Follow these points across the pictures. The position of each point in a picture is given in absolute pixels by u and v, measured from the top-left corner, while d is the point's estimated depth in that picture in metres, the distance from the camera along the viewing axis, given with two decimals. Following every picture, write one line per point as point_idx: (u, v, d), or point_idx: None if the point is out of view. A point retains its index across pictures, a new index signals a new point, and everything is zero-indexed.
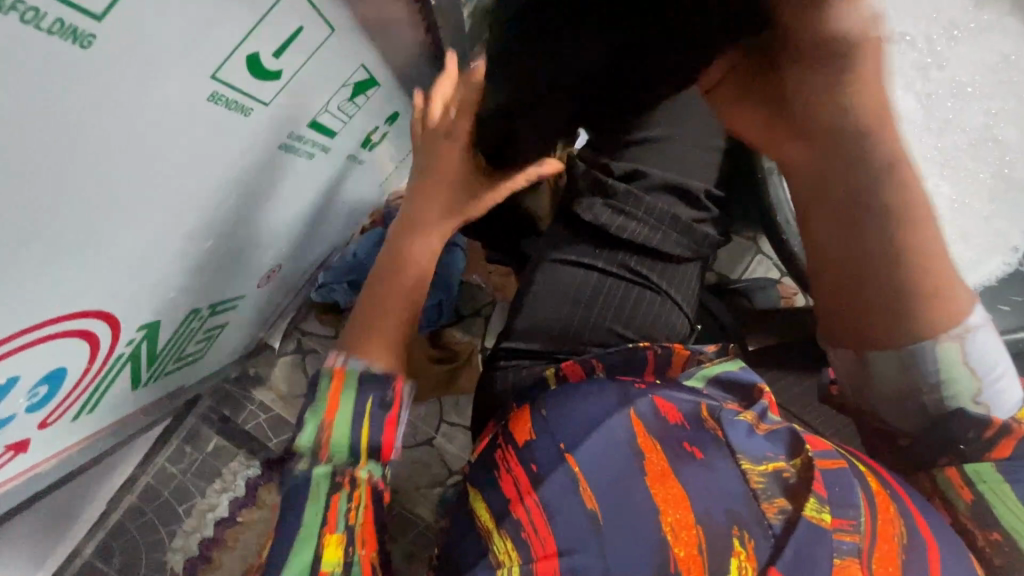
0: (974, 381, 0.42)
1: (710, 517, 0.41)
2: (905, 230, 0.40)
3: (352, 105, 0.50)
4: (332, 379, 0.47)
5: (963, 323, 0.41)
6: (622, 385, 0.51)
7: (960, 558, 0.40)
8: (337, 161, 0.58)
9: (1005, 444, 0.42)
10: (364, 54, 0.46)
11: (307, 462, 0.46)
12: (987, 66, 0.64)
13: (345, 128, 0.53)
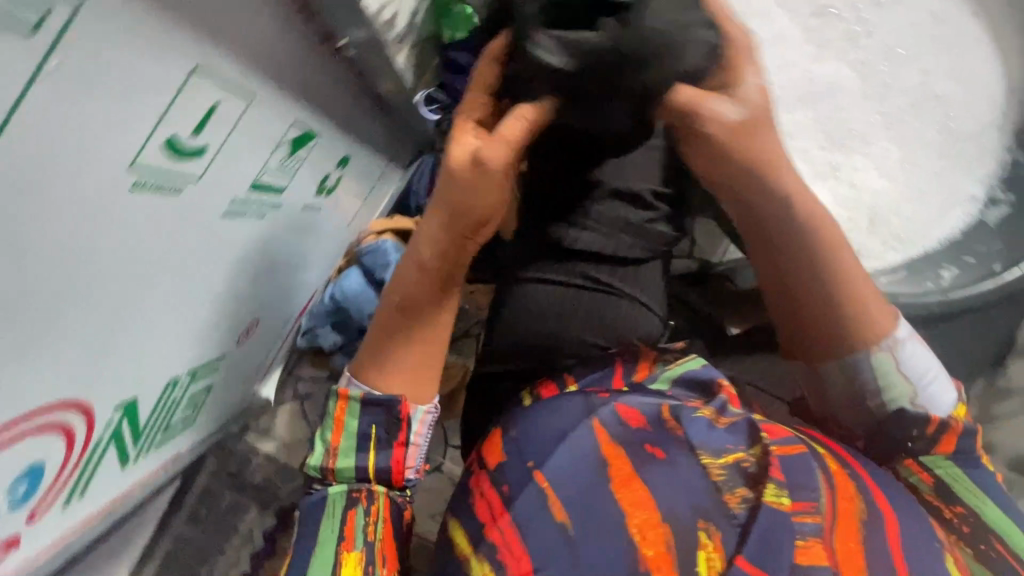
0: (910, 387, 0.47)
1: (676, 516, 0.42)
2: (826, 267, 0.46)
3: (294, 160, 0.51)
4: (337, 402, 0.54)
5: (889, 338, 0.47)
6: (588, 395, 0.50)
7: (916, 526, 0.42)
8: (293, 213, 0.59)
9: (947, 440, 0.47)
10: (294, 111, 0.47)
11: (315, 471, 0.54)
12: (917, 25, 0.65)
13: (293, 183, 0.54)
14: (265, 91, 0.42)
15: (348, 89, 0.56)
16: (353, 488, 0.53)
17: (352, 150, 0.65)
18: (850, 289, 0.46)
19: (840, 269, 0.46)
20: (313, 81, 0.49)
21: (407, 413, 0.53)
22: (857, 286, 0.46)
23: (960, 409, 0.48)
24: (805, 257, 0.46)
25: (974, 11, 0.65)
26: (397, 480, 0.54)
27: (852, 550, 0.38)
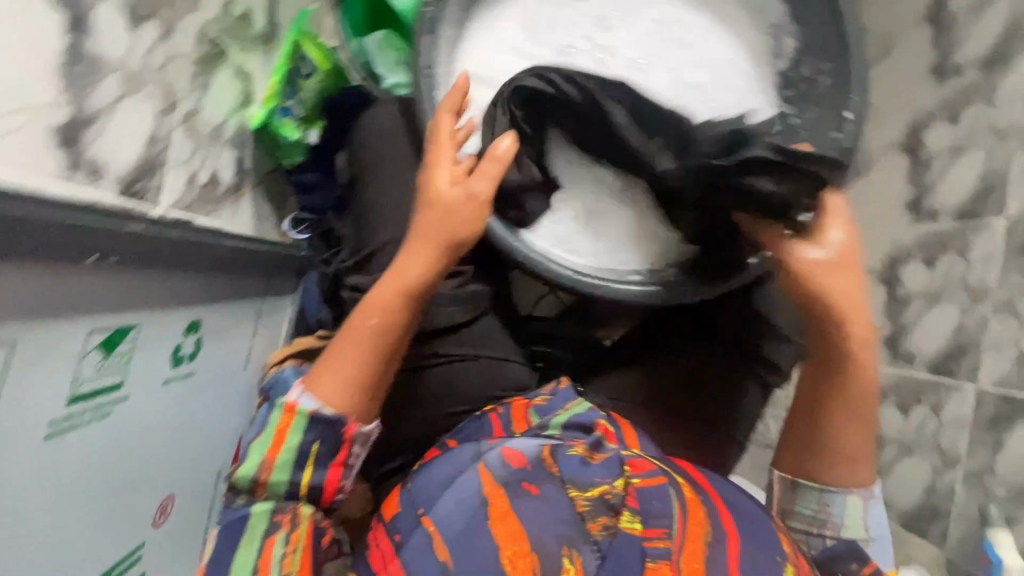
0: (863, 533, 0.61)
1: (544, 544, 0.47)
2: (840, 437, 0.62)
3: (116, 358, 0.54)
4: (285, 413, 0.59)
5: (859, 482, 0.62)
6: (480, 443, 0.56)
7: (759, 543, 0.50)
8: (149, 393, 0.61)
9: (870, 564, 0.58)
10: (93, 321, 0.51)
11: (245, 487, 0.59)
12: (654, 15, 0.67)
13: (129, 373, 0.57)
14: (34, 327, 0.46)
15: (156, 270, 0.60)
16: (275, 495, 0.59)
17: (199, 314, 0.69)
18: (851, 454, 0.62)
19: (848, 437, 0.62)
20: (110, 288, 0.53)
21: (343, 450, 0.60)
22: (850, 365, 0.61)
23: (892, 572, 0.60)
24: (823, 405, 0.62)
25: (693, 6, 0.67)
26: (327, 498, 0.60)
27: (696, 568, 0.46)
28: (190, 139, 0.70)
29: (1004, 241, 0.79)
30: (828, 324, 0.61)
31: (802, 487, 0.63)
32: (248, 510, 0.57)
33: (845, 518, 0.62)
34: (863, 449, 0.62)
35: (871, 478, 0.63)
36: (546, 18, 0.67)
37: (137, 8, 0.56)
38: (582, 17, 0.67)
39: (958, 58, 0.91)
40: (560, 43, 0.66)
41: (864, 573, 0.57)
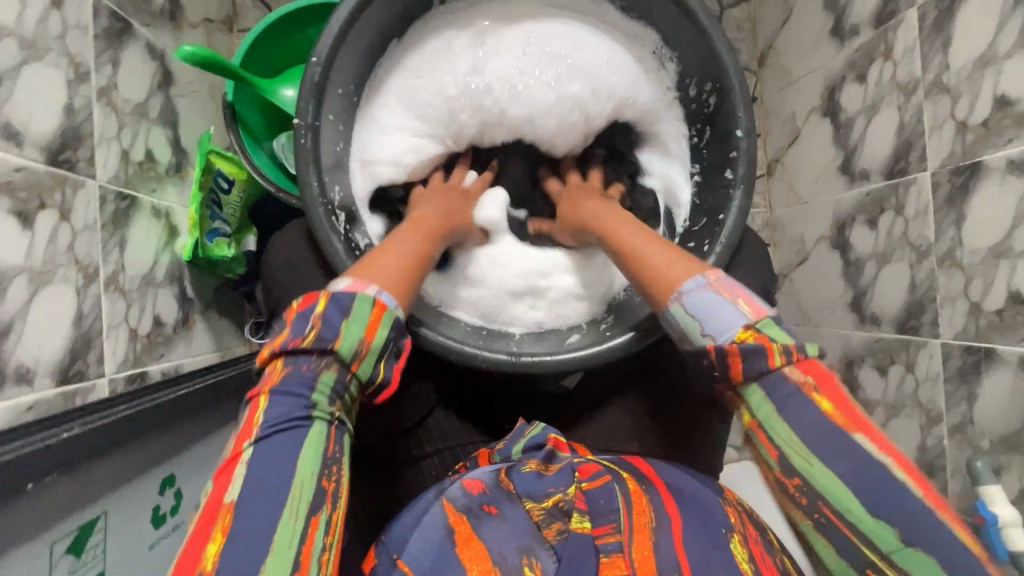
0: (693, 322, 0.50)
1: (504, 557, 0.50)
2: (641, 264, 0.56)
3: (90, 550, 0.55)
4: (376, 307, 0.49)
5: (673, 290, 0.52)
6: (441, 483, 0.59)
7: (700, 519, 0.52)
8: (138, 561, 0.62)
9: (734, 366, 0.47)
10: (59, 525, 0.51)
11: (326, 390, 0.45)
12: (527, 52, 0.66)
13: (108, 555, 0.57)
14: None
15: (126, 450, 0.60)
16: (342, 415, 0.47)
17: (173, 466, 0.69)
18: (652, 276, 0.54)
19: (645, 260, 0.56)
20: (76, 487, 0.53)
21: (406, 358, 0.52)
22: (620, 234, 0.59)
23: (747, 333, 0.47)
24: (626, 262, 0.58)
25: (566, 30, 0.67)
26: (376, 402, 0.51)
27: (645, 557, 0.49)
28: (119, 300, 0.71)
29: (931, 194, 0.79)
30: (588, 220, 0.63)
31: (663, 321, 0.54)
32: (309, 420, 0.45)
33: (682, 325, 0.51)
34: (677, 261, 0.54)
35: (688, 272, 0.52)
36: (423, 90, 0.67)
37: (26, 204, 0.56)
38: (459, 78, 0.67)
39: (852, 18, 0.92)
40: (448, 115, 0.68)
41: (727, 373, 0.48)
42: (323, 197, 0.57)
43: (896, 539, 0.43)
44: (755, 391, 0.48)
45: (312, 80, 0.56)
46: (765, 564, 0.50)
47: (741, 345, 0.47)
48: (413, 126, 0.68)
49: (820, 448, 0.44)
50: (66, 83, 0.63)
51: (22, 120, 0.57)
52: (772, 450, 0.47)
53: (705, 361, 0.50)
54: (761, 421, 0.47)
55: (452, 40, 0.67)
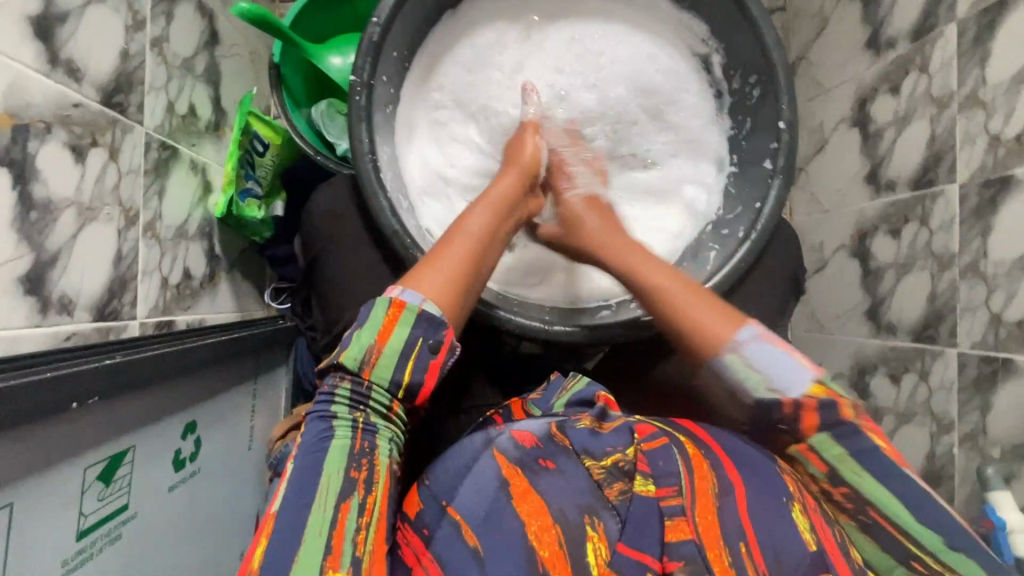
0: (758, 373, 0.53)
1: (566, 515, 0.49)
2: (664, 301, 0.58)
3: (115, 481, 0.56)
4: (390, 308, 0.51)
5: (730, 340, 0.54)
6: (488, 429, 0.57)
7: (767, 488, 0.51)
8: (159, 500, 0.63)
9: (807, 415, 0.50)
10: (92, 451, 0.52)
11: (341, 404, 0.50)
12: (568, 43, 0.70)
13: (133, 490, 0.58)
14: (26, 487, 0.46)
15: (158, 390, 0.62)
16: (365, 419, 0.50)
17: (195, 413, 0.70)
18: (678, 318, 0.57)
19: (659, 298, 0.58)
20: (109, 417, 0.54)
21: (442, 355, 0.52)
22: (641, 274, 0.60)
23: (817, 387, 0.50)
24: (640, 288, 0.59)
25: (600, 22, 0.71)
26: (417, 404, 0.52)
27: (710, 521, 0.49)
28: (154, 247, 0.72)
29: (958, 206, 0.80)
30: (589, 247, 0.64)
31: (716, 376, 0.56)
32: (332, 432, 0.49)
33: (742, 377, 0.54)
34: (710, 303, 0.56)
35: (735, 325, 0.54)
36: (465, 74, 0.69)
37: (80, 140, 0.58)
38: (500, 65, 0.69)
39: (889, 31, 0.93)
40: (485, 102, 0.69)
41: (799, 428, 0.51)
42: (371, 153, 0.60)
43: (940, 541, 0.47)
44: (817, 437, 0.50)
45: (370, 39, 0.59)
46: (825, 535, 0.49)
47: (816, 400, 0.50)
48: (455, 112, 0.70)
49: (866, 461, 0.48)
50: (124, 28, 0.64)
51: (83, 59, 0.58)
52: (820, 465, 0.51)
53: (778, 415, 0.52)
54: (813, 445, 0.51)
55: (499, 33, 0.70)
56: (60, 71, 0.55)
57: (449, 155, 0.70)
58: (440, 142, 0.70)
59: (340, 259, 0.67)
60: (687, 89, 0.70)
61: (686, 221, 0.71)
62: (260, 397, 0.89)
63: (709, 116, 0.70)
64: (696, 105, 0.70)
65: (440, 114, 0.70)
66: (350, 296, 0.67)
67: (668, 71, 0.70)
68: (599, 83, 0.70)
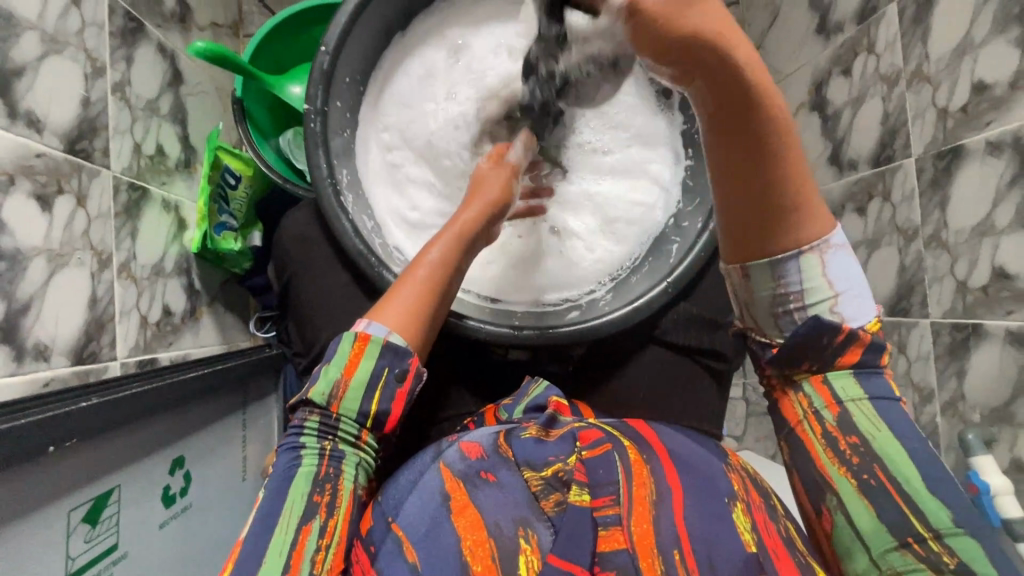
0: (829, 291, 0.46)
1: (501, 528, 0.49)
2: (770, 170, 0.40)
3: (102, 522, 0.56)
4: (356, 342, 0.53)
5: (825, 241, 0.45)
6: (439, 444, 0.59)
7: (705, 491, 0.51)
8: (149, 537, 0.63)
9: (851, 351, 0.47)
10: (74, 494, 0.52)
11: (309, 438, 0.52)
12: (495, 46, 0.70)
13: (122, 529, 0.59)
14: (9, 537, 0.46)
15: (143, 427, 0.63)
16: (333, 448, 0.52)
17: (183, 448, 0.71)
18: (777, 198, 0.42)
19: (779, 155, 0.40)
20: (94, 458, 0.55)
21: (409, 382, 0.54)
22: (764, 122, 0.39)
23: (874, 323, 0.48)
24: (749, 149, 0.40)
25: None
26: (387, 431, 0.54)
27: (645, 530, 0.48)
28: (131, 287, 0.72)
29: (916, 178, 0.82)
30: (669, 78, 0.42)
31: (757, 276, 0.46)
32: (302, 457, 0.51)
33: (808, 283, 0.45)
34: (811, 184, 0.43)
35: (829, 224, 0.45)
36: (404, 92, 0.71)
37: (46, 188, 0.59)
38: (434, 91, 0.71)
39: (836, 15, 0.96)
40: (428, 139, 0.70)
41: (838, 356, 0.48)
42: (331, 178, 0.62)
43: (947, 517, 0.44)
44: (840, 372, 0.48)
45: (320, 69, 0.62)
46: (767, 534, 0.49)
47: (872, 335, 0.47)
48: (407, 153, 0.71)
49: (889, 418, 0.47)
50: (83, 76, 0.66)
51: (43, 110, 0.59)
52: (831, 403, 0.48)
53: (821, 341, 0.47)
54: (839, 391, 0.48)
55: (429, 58, 0.72)
56: (20, 123, 0.56)
57: (410, 198, 0.71)
58: (399, 186, 0.71)
59: (310, 284, 0.69)
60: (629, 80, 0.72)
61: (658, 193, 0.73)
62: (250, 427, 0.90)
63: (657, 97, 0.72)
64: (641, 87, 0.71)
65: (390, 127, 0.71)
66: (326, 318, 0.68)
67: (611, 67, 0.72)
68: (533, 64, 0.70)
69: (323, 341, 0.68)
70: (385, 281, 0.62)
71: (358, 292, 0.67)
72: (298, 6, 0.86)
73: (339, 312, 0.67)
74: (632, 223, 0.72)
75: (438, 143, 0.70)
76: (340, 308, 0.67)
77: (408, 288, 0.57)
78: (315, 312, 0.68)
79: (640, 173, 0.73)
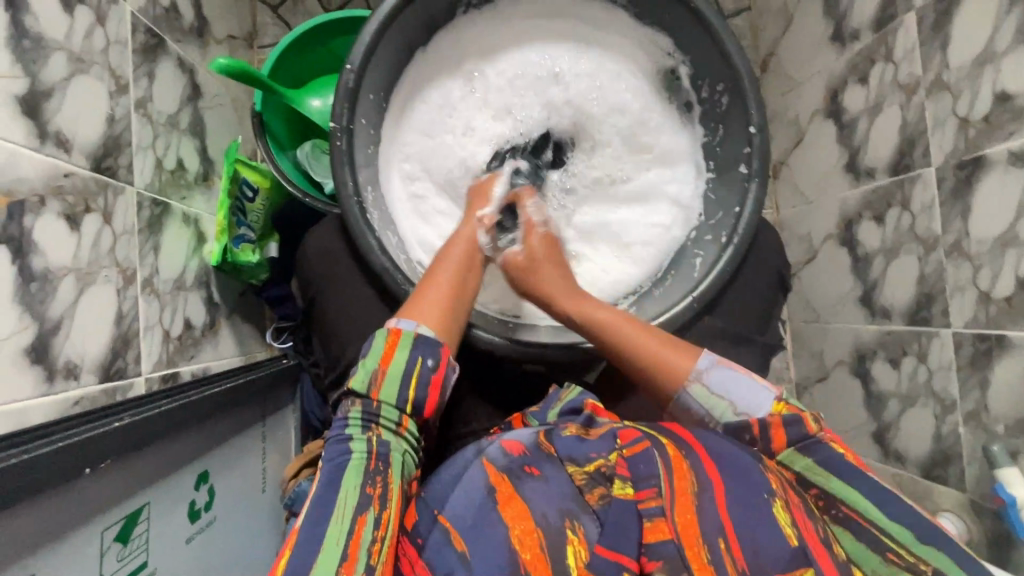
0: (725, 401, 0.58)
1: (547, 518, 0.49)
2: (642, 354, 0.62)
3: (133, 540, 0.56)
4: (389, 335, 0.56)
5: (697, 375, 0.60)
6: (481, 442, 0.60)
7: (748, 483, 0.49)
8: (176, 553, 0.63)
9: (777, 433, 0.55)
10: (106, 514, 0.53)
11: (357, 428, 0.53)
12: (514, 73, 0.72)
13: (151, 546, 0.59)
14: (48, 557, 0.47)
15: (170, 444, 0.63)
16: (378, 436, 0.52)
17: (207, 462, 0.71)
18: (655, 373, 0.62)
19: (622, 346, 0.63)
20: (125, 476, 0.55)
21: (442, 370, 0.57)
22: (628, 335, 0.63)
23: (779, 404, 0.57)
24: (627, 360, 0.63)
25: (544, 43, 0.73)
26: (426, 416, 0.56)
27: (689, 519, 0.47)
28: (154, 302, 0.73)
29: (936, 188, 0.81)
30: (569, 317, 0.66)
31: (679, 408, 0.61)
32: (352, 449, 0.51)
33: (707, 404, 0.59)
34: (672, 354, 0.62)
35: (694, 357, 0.61)
36: (424, 117, 0.72)
37: (74, 208, 0.59)
38: (453, 121, 0.72)
39: (852, 23, 0.95)
40: (452, 173, 0.72)
41: (768, 443, 0.55)
42: (356, 195, 0.62)
43: (912, 535, 0.47)
44: (785, 451, 0.54)
45: (347, 86, 0.62)
46: (807, 529, 0.47)
47: (781, 416, 0.55)
48: (428, 185, 0.72)
49: (837, 468, 0.51)
50: (108, 94, 0.66)
51: (71, 130, 0.60)
52: (792, 472, 0.53)
53: (746, 436, 0.56)
54: (793, 462, 0.53)
55: (446, 85, 0.72)
56: (50, 143, 0.56)
57: (438, 228, 0.72)
58: (426, 218, 0.72)
59: (334, 300, 0.69)
60: (647, 99, 0.73)
61: (677, 211, 0.73)
62: (269, 439, 0.90)
63: (675, 115, 0.73)
64: (658, 111, 0.73)
65: (410, 149, 0.72)
66: (350, 334, 0.68)
67: (627, 88, 0.73)
68: (550, 94, 0.72)
69: (347, 356, 0.69)
70: (410, 298, 0.62)
71: (382, 307, 0.67)
72: (315, 19, 0.87)
73: (363, 327, 0.68)
74: (650, 244, 0.73)
75: (462, 178, 0.72)
76: (364, 323, 0.68)
77: (427, 295, 0.61)
78: (338, 328, 0.69)
79: (659, 192, 0.74)
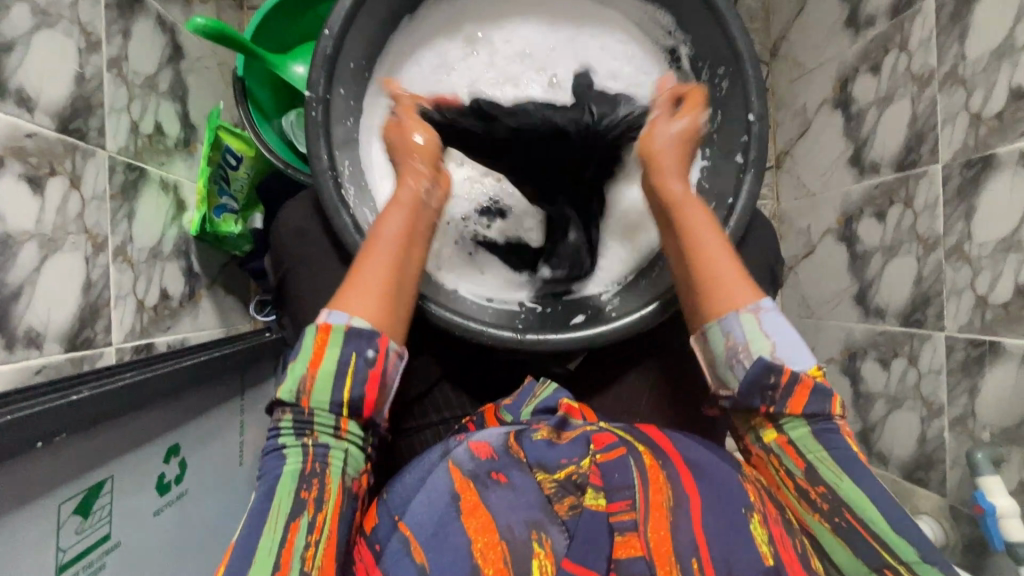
0: (767, 341, 0.53)
1: (513, 530, 0.47)
2: (701, 241, 0.57)
3: (93, 515, 0.55)
4: (318, 333, 0.52)
5: (759, 307, 0.54)
6: (447, 441, 0.55)
7: (728, 498, 0.48)
8: (143, 527, 0.63)
9: (798, 397, 0.51)
10: (63, 489, 0.52)
11: (286, 437, 0.50)
12: (511, 47, 0.70)
13: (115, 520, 0.59)
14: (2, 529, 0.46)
15: (137, 418, 0.62)
16: (314, 439, 0.50)
17: (179, 436, 0.70)
18: (701, 272, 0.56)
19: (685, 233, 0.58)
20: (85, 451, 0.54)
21: (381, 363, 0.52)
22: (705, 244, 0.57)
23: (816, 370, 0.53)
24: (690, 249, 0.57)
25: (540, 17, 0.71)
26: (367, 415, 0.52)
27: (662, 537, 0.46)
28: (127, 271, 0.71)
29: (941, 187, 0.78)
30: (662, 197, 0.60)
31: (713, 331, 0.55)
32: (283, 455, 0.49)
33: (749, 337, 0.53)
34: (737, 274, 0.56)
35: (755, 295, 0.55)
36: (413, 82, 0.69)
37: (37, 170, 0.57)
38: (438, 83, 0.69)
39: (868, 9, 0.91)
40: None
41: (786, 403, 0.51)
42: (332, 170, 0.60)
43: (914, 554, 0.47)
44: (797, 425, 0.51)
45: (323, 53, 0.59)
46: (784, 546, 0.46)
47: (814, 380, 0.52)
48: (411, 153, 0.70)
49: (851, 469, 0.49)
50: (77, 52, 0.63)
51: (34, 88, 0.57)
52: (798, 461, 0.51)
53: (772, 382, 0.52)
54: (797, 443, 0.51)
55: (441, 47, 0.70)
56: (9, 101, 0.54)
57: None
58: None
59: (309, 277, 0.67)
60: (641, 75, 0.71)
61: None
62: (249, 412, 0.89)
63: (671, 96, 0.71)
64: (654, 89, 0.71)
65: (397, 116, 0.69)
66: (319, 309, 0.66)
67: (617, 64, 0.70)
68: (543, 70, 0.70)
69: None
70: None
71: None
72: None
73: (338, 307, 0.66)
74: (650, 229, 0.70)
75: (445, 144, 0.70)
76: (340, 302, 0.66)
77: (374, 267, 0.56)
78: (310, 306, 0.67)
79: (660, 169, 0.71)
